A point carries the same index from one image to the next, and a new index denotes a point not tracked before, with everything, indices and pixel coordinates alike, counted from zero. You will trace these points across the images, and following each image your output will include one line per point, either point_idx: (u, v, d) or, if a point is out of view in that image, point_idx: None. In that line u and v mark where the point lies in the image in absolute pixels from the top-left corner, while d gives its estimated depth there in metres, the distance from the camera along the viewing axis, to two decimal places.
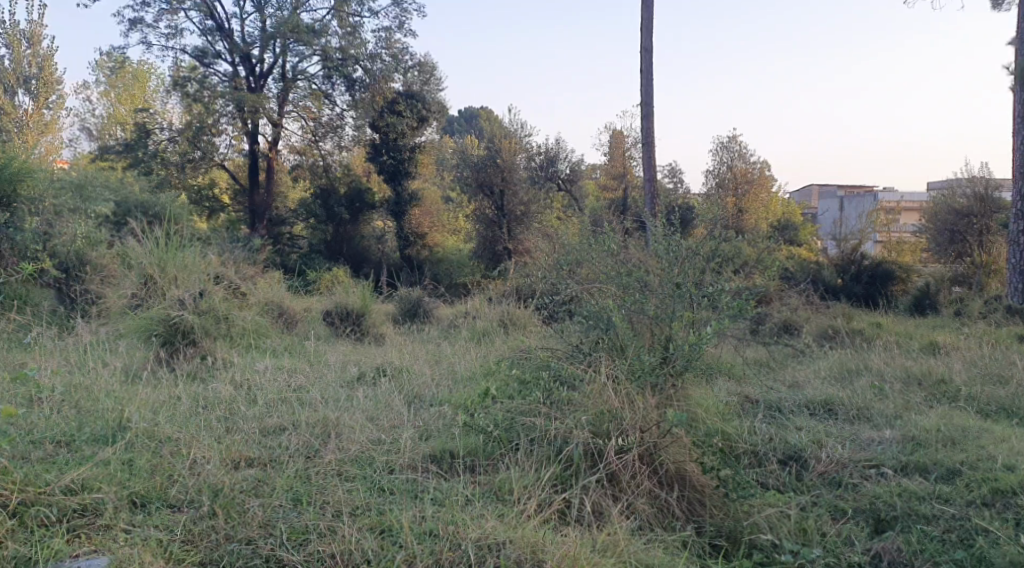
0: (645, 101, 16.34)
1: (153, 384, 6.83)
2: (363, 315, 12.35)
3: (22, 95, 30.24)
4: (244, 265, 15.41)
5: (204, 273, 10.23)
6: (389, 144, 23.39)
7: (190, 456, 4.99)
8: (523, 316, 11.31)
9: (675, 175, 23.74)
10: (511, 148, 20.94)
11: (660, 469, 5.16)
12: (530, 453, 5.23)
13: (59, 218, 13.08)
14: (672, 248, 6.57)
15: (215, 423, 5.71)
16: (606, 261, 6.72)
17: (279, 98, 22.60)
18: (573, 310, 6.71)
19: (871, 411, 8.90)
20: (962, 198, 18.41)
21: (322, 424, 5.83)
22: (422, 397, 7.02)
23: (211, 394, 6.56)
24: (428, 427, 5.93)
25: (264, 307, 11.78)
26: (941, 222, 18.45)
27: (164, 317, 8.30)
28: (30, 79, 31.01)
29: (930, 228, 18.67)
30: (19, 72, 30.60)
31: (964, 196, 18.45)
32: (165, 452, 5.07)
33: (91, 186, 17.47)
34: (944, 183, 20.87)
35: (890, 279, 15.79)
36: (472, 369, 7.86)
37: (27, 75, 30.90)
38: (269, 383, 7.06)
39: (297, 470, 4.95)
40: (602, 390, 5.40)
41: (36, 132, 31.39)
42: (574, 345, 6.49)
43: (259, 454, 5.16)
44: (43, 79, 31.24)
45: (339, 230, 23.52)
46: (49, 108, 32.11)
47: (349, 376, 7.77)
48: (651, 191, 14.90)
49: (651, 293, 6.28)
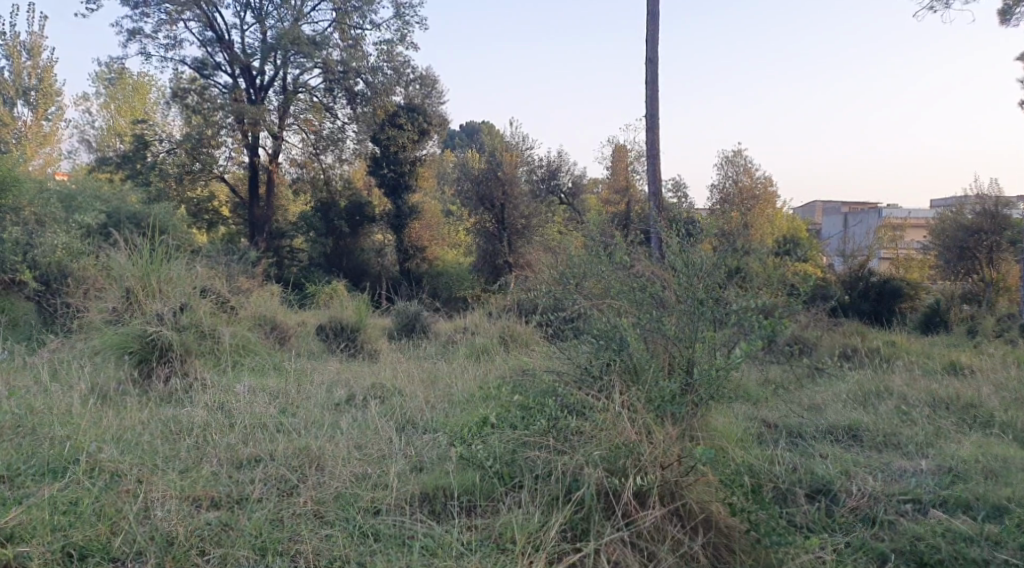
0: (652, 113, 15.80)
1: (124, 407, 6.24)
2: (357, 331, 11.73)
3: (20, 106, 29.78)
4: (236, 278, 14.81)
5: (189, 288, 9.63)
6: (389, 157, 22.96)
7: (144, 495, 4.40)
8: (525, 332, 10.72)
9: (679, 190, 23.17)
10: (513, 160, 20.24)
11: (682, 509, 4.59)
12: (536, 492, 4.65)
13: (43, 230, 12.51)
14: (691, 260, 5.98)
15: (182, 454, 5.11)
16: (619, 274, 6.16)
17: (280, 111, 21.73)
18: (580, 327, 6.18)
19: (899, 437, 8.30)
20: (970, 215, 17.31)
21: (303, 455, 5.23)
22: (414, 422, 6.43)
23: (187, 420, 5.94)
24: (421, 457, 5.36)
25: (254, 322, 11.19)
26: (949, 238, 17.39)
27: (141, 333, 7.72)
28: (29, 91, 30.57)
29: (938, 245, 17.63)
30: (19, 83, 30.15)
31: (971, 212, 17.34)
32: (117, 490, 4.48)
33: (81, 199, 16.93)
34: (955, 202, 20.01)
35: (898, 296, 15.13)
36: (469, 390, 7.26)
37: (27, 87, 30.47)
38: (251, 406, 6.46)
39: (268, 512, 4.38)
40: (616, 420, 4.76)
41: (35, 143, 30.92)
42: (582, 365, 5.92)
43: (224, 493, 4.55)
44: (43, 90, 30.79)
45: (339, 244, 23.20)
46: (48, 119, 31.63)
47: (337, 398, 7.17)
48: (657, 203, 14.25)
49: (666, 310, 5.77)
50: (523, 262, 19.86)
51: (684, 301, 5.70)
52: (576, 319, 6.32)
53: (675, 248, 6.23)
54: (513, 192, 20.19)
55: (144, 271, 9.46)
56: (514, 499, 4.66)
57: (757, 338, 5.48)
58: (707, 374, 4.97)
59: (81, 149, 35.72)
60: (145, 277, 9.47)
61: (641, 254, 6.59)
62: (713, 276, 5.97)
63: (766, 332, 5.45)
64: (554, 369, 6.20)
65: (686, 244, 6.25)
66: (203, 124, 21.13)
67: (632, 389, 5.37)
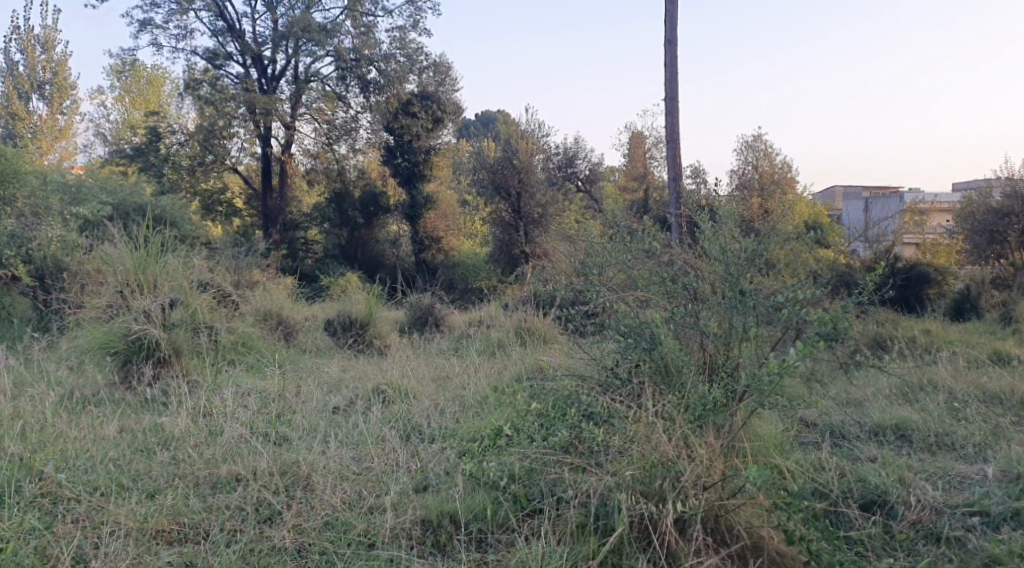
0: (671, 96, 15.11)
1: (105, 420, 5.61)
2: (368, 324, 11.06)
3: (35, 100, 29.37)
4: (245, 269, 14.21)
5: (188, 282, 9.01)
6: (404, 146, 22.20)
7: (93, 533, 3.85)
8: (545, 325, 9.98)
9: (699, 175, 22.38)
10: (529, 148, 19.49)
11: (728, 536, 3.93)
12: (557, 518, 4.00)
13: (42, 221, 11.89)
14: (729, 251, 5.16)
15: (154, 475, 4.57)
16: (646, 264, 5.52)
17: (293, 100, 21.16)
18: (605, 324, 5.52)
19: (955, 439, 7.53)
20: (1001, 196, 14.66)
21: (290, 474, 4.59)
22: (420, 430, 5.75)
23: (172, 433, 5.33)
24: (426, 472, 4.73)
25: (258, 318, 10.52)
26: (977, 222, 14.73)
27: (126, 332, 7.10)
28: (44, 85, 30.12)
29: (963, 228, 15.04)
30: (34, 77, 29.72)
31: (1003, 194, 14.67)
32: (71, 528, 3.93)
33: (85, 191, 16.34)
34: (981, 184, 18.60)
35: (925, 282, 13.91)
36: (481, 393, 6.57)
37: (42, 81, 30.03)
38: (241, 415, 5.82)
39: (237, 547, 3.80)
40: (650, 433, 4.10)
41: (51, 138, 30.48)
42: (609, 368, 5.27)
43: (191, 524, 3.96)
44: (58, 84, 30.33)
45: (353, 235, 22.43)
46: (63, 113, 31.15)
47: (339, 401, 6.55)
48: (677, 189, 13.40)
49: (700, 304, 5.14)
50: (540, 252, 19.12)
51: (723, 292, 5.02)
52: (601, 316, 5.69)
53: (716, 238, 5.47)
54: (529, 180, 19.40)
55: (137, 266, 8.79)
56: (531, 528, 4.02)
57: (819, 336, 4.69)
58: (757, 378, 4.24)
59: (97, 143, 35.22)
60: (141, 274, 8.80)
61: (673, 243, 5.82)
62: (754, 264, 5.23)
63: (831, 331, 4.65)
64: (577, 373, 5.56)
65: (724, 230, 5.53)
66: (216, 114, 20.20)
67: (676, 399, 4.66)
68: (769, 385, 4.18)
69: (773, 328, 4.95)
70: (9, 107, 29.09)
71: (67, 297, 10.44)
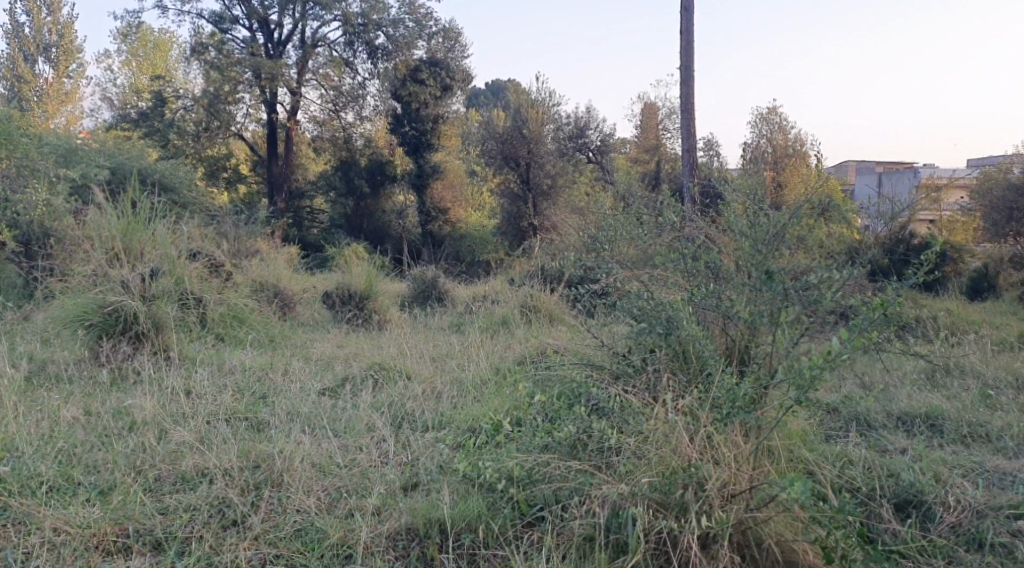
0: (687, 65, 14.46)
1: (73, 405, 5.14)
2: (368, 298, 10.41)
3: (40, 63, 28.78)
4: (244, 238, 13.65)
5: (175, 249, 8.29)
6: (412, 114, 21.29)
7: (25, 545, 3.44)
8: (552, 302, 9.41)
9: (711, 149, 21.59)
10: (540, 117, 18.67)
11: (758, 552, 3.44)
12: (561, 530, 3.50)
13: (31, 181, 11.30)
14: (756, 222, 4.68)
15: (111, 468, 4.12)
16: (663, 239, 5.02)
17: (299, 66, 20.53)
18: (616, 304, 5.01)
19: (993, 429, 6.91)
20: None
21: (263, 468, 4.10)
22: (413, 417, 5.24)
23: (141, 419, 4.85)
24: (416, 468, 4.24)
25: (253, 289, 9.96)
26: (998, 198, 14.06)
27: (101, 303, 6.63)
28: (50, 48, 29.51)
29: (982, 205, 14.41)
30: (39, 39, 29.14)
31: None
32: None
33: (82, 153, 15.77)
34: (1001, 158, 17.78)
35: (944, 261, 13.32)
36: (482, 377, 6.04)
37: (47, 43, 29.45)
38: (219, 398, 5.34)
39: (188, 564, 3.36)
40: (671, 433, 3.59)
41: (56, 102, 29.89)
42: (620, 352, 4.76)
43: (140, 533, 3.53)
44: (64, 47, 29.73)
45: (360, 205, 21.91)
46: (69, 77, 30.50)
47: (329, 383, 6.06)
48: (691, 161, 12.78)
49: (723, 283, 4.62)
50: (549, 224, 18.52)
51: (754, 273, 4.46)
52: (612, 295, 5.15)
53: (745, 215, 4.87)
54: (539, 149, 18.72)
55: (123, 232, 8.04)
56: (532, 539, 3.52)
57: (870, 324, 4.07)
58: (797, 373, 3.70)
59: (103, 107, 34.51)
60: (127, 239, 8.07)
61: (695, 218, 5.24)
62: (783, 241, 4.69)
63: (883, 319, 4.05)
64: (586, 357, 5.03)
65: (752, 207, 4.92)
66: (222, 80, 19.55)
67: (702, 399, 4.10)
68: (810, 381, 3.64)
69: (809, 309, 4.37)
70: (14, 70, 28.46)
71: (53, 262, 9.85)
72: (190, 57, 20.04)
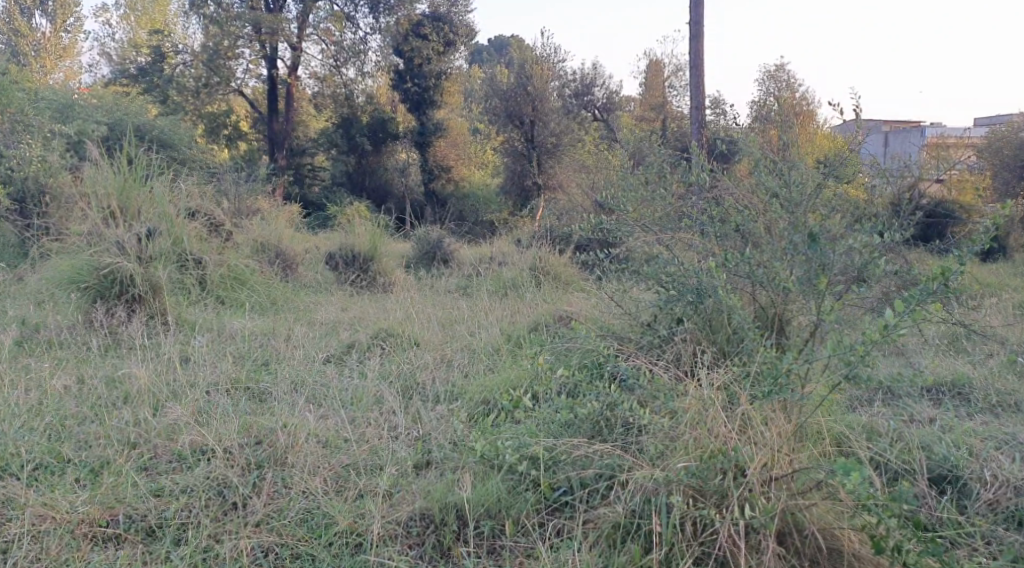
0: (699, 19, 13.95)
1: (65, 374, 4.88)
2: (372, 260, 10.08)
3: (37, 17, 28.11)
4: (246, 197, 13.30)
5: (174, 207, 7.95)
6: (414, 70, 20.27)
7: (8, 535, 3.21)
8: (562, 265, 9.10)
9: (719, 106, 21.02)
10: (544, 74, 18.10)
11: (800, 540, 3.15)
12: (588, 517, 3.27)
13: (24, 136, 10.90)
14: (792, 183, 4.38)
15: (104, 442, 3.87)
16: (689, 201, 4.74)
17: (299, 20, 19.90)
18: (638, 270, 4.75)
19: None
20: None
21: (265, 445, 3.85)
22: (424, 388, 4.97)
23: (137, 388, 4.61)
24: (428, 445, 3.99)
25: (253, 249, 9.65)
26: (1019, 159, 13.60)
27: (96, 265, 6.36)
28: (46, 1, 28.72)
29: None
30: None
31: None
32: None
33: (79, 109, 15.37)
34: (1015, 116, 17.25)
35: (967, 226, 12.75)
36: (494, 344, 5.77)
37: None
38: (219, 365, 5.10)
39: (184, 558, 3.14)
40: (708, 414, 3.33)
41: (54, 56, 29.34)
42: (645, 321, 4.50)
43: (132, 522, 3.30)
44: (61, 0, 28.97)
45: (361, 162, 21.38)
46: (67, 31, 29.89)
47: (335, 348, 5.82)
48: (699, 119, 12.31)
49: (756, 249, 4.34)
50: (554, 183, 18.12)
51: (790, 237, 4.17)
52: (636, 260, 4.88)
53: (780, 175, 4.54)
54: (544, 108, 18.19)
55: (119, 190, 7.64)
56: (556, 527, 3.29)
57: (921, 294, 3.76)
58: (845, 349, 3.41)
59: (102, 62, 33.83)
60: (122, 198, 7.68)
61: (723, 175, 4.92)
62: (819, 205, 4.40)
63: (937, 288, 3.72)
64: (607, 325, 4.78)
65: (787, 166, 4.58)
66: (221, 34, 18.98)
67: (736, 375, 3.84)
68: (860, 356, 3.36)
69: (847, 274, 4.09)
70: (11, 24, 27.87)
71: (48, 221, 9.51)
72: (190, 10, 19.50)
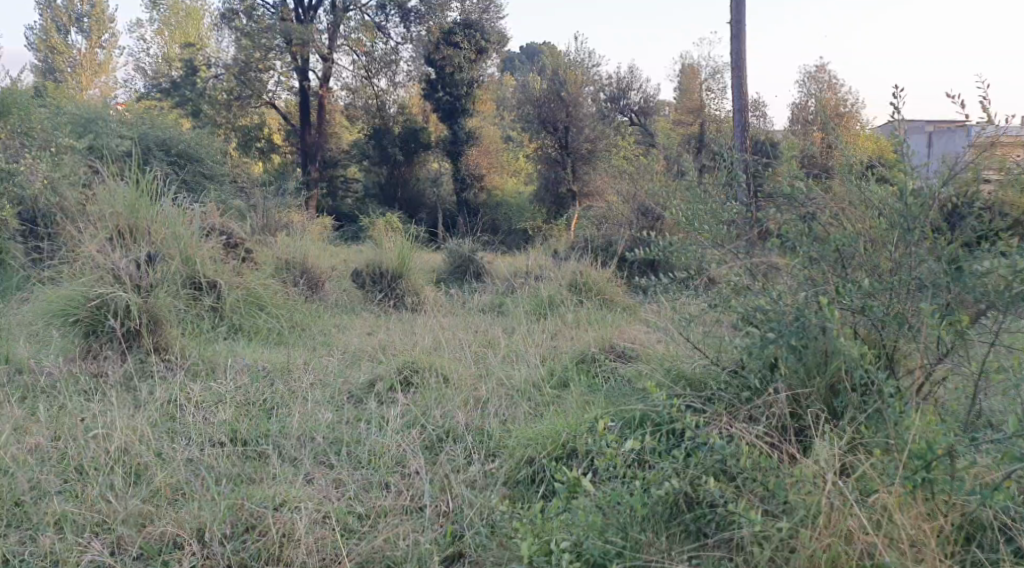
0: (739, 19, 13.07)
1: (39, 431, 4.12)
2: (401, 277, 9.22)
3: (73, 36, 27.57)
4: (273, 209, 12.54)
5: (190, 228, 7.14)
6: (446, 79, 19.31)
7: None
8: (604, 279, 8.25)
9: (759, 109, 19.93)
10: (578, 79, 17.32)
11: None
12: None
13: (38, 151, 10.18)
14: (912, 201, 3.55)
15: (56, 535, 3.20)
16: (777, 217, 3.91)
17: (330, 32, 19.35)
18: (714, 298, 3.93)
19: None
20: None
21: (255, 535, 3.18)
22: (457, 438, 4.19)
23: (115, 448, 3.82)
24: (463, 529, 3.27)
25: (276, 268, 8.84)
26: None
27: (87, 295, 5.65)
28: (82, 18, 28.20)
29: None
30: (71, 10, 27.86)
31: None
32: None
33: (103, 123, 14.72)
34: None
35: None
36: (535, 383, 4.92)
37: (80, 14, 28.11)
38: (217, 416, 4.32)
39: None
40: None
41: (91, 73, 28.72)
42: (724, 367, 3.70)
43: None
44: (97, 17, 28.26)
45: (393, 173, 20.49)
46: (103, 47, 29.40)
47: (358, 386, 5.05)
48: (744, 123, 11.18)
49: (866, 275, 3.53)
50: (590, 191, 17.19)
51: (929, 265, 3.35)
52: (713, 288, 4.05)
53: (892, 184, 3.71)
54: (578, 113, 17.36)
55: (128, 209, 6.91)
56: None
57: None
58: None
59: (136, 78, 33.22)
60: (132, 217, 6.92)
61: (817, 184, 4.08)
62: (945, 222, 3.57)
63: None
64: (673, 368, 3.99)
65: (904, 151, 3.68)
66: (253, 47, 18.48)
67: (855, 446, 3.05)
68: None
69: (975, 308, 3.31)
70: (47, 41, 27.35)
71: (53, 229, 8.60)
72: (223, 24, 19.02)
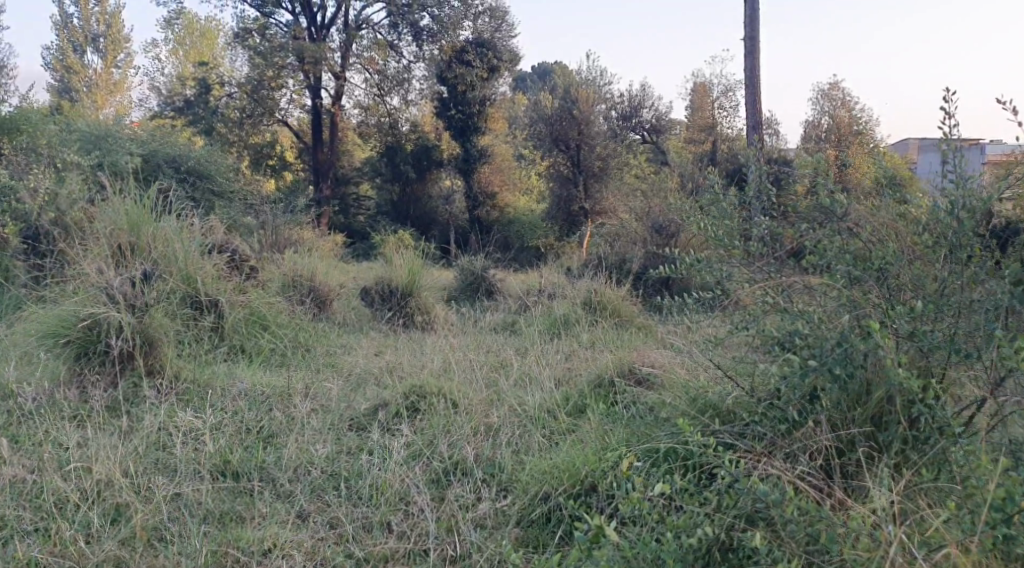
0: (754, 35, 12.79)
1: (18, 460, 3.85)
2: (410, 295, 8.85)
3: (88, 56, 27.57)
4: (282, 227, 12.27)
5: (193, 247, 6.87)
6: (457, 97, 19.25)
7: None
8: (620, 299, 7.89)
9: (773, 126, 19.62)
10: (590, 97, 17.10)
11: None
12: None
13: (44, 167, 9.96)
14: (970, 215, 3.22)
15: None
16: (817, 232, 3.58)
17: (343, 51, 19.18)
18: (745, 319, 3.61)
19: None
20: None
21: None
22: (467, 471, 3.88)
23: (94, 480, 3.54)
24: None
25: (283, 286, 8.55)
26: None
27: (79, 315, 5.39)
28: (98, 38, 28.20)
29: None
30: (87, 30, 27.87)
31: None
32: None
33: (112, 140, 14.53)
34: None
35: None
36: (549, 409, 4.58)
37: (96, 34, 28.12)
38: (208, 444, 4.02)
39: None
40: None
41: (105, 92, 28.76)
42: (757, 397, 3.40)
43: None
44: (112, 36, 28.30)
45: (406, 190, 20.20)
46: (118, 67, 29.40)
47: (361, 412, 4.72)
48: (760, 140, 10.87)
49: (917, 297, 3.22)
50: (603, 209, 16.89)
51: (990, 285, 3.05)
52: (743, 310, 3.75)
53: (941, 196, 3.41)
54: (591, 130, 17.13)
55: (129, 226, 6.67)
56: None
57: None
58: None
59: (151, 97, 33.17)
60: (132, 235, 6.67)
61: (858, 199, 3.76)
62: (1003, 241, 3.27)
63: None
64: (700, 396, 3.69)
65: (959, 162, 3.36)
66: (266, 65, 18.36)
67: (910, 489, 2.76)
68: None
69: None
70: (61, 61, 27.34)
71: (53, 246, 8.32)
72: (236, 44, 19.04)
